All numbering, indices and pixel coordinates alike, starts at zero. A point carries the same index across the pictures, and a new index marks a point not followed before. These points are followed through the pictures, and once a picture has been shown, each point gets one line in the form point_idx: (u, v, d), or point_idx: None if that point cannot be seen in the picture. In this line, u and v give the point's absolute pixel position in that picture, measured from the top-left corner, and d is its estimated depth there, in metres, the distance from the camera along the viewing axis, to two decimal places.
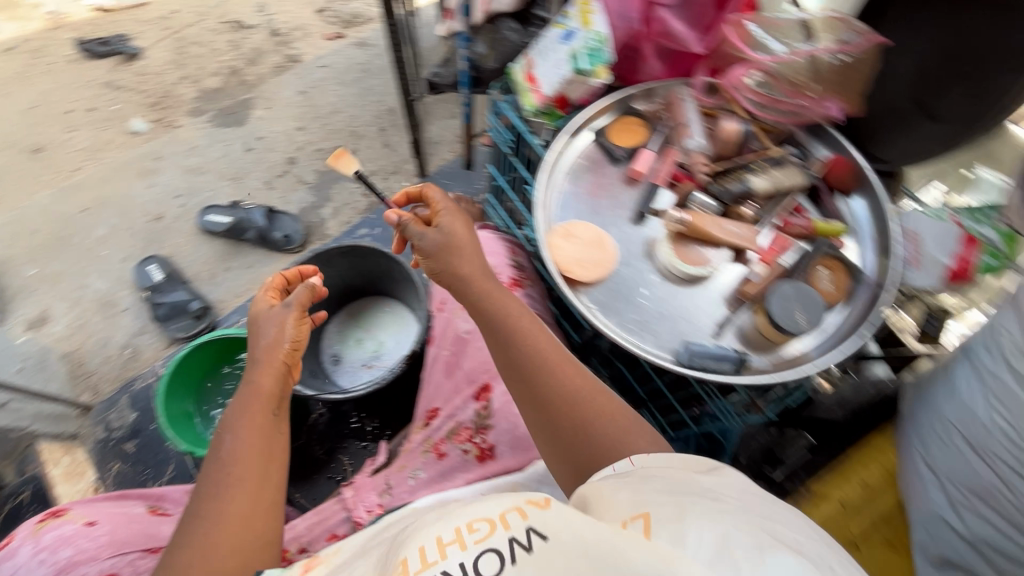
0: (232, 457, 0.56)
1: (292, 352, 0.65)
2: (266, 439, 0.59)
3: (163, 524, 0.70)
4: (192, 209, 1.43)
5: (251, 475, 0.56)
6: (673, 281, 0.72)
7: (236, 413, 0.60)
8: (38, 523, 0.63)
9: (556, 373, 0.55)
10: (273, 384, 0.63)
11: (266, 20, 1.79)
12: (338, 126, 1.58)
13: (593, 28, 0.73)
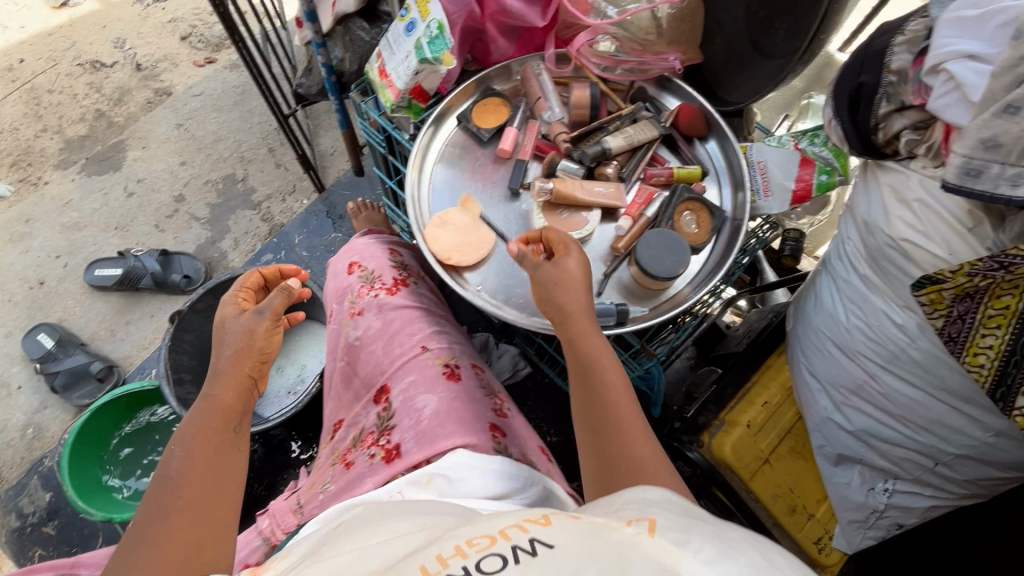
0: (181, 480, 0.52)
1: (253, 363, 0.62)
2: (221, 459, 0.55)
3: None
4: (77, 267, 1.35)
5: (201, 498, 0.51)
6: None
7: (192, 433, 0.55)
8: None
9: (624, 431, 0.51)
10: (233, 397, 0.60)
11: (126, 55, 1.68)
12: (224, 154, 1.51)
13: (430, 16, 0.72)
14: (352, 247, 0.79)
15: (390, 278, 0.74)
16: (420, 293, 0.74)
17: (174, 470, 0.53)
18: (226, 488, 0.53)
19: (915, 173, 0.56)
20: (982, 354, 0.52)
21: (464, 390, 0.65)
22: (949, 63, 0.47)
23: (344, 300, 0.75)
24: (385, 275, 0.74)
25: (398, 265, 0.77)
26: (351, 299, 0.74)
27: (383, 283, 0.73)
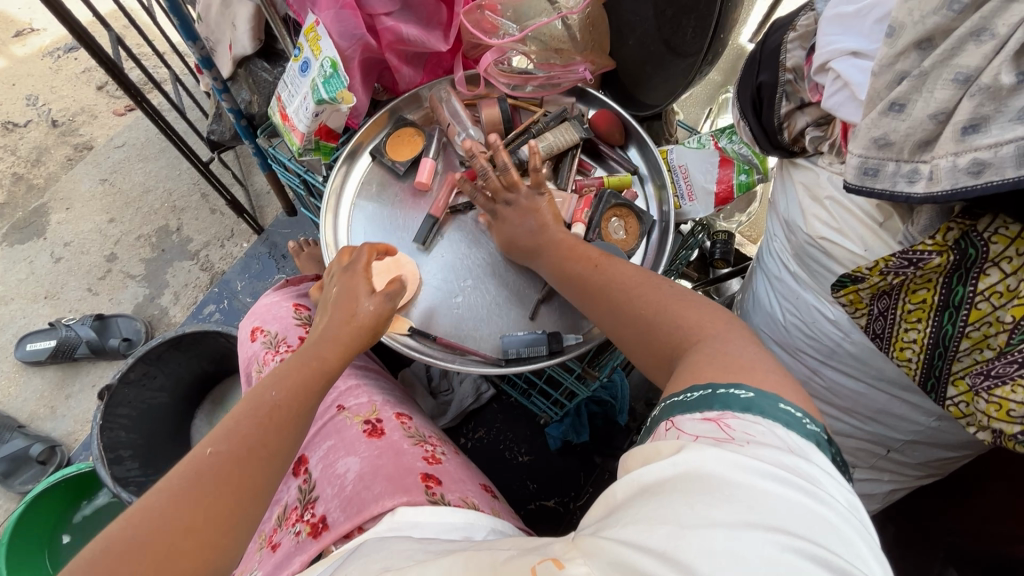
0: (270, 421, 0.46)
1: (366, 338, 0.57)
2: (306, 419, 0.49)
3: None
4: (7, 344, 1.28)
5: (277, 458, 0.45)
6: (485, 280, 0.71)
7: (292, 372, 0.51)
8: None
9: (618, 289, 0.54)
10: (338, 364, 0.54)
11: (41, 112, 1.60)
12: (154, 205, 1.45)
13: (323, 55, 0.68)
14: (254, 311, 0.77)
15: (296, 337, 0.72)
16: None
17: (263, 407, 0.47)
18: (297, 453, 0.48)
19: (823, 170, 0.56)
20: (909, 348, 0.50)
21: (387, 444, 0.64)
22: (834, 61, 0.46)
23: (252, 368, 0.73)
24: (290, 335, 0.72)
25: (303, 321, 0.74)
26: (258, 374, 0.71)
27: (289, 345, 0.70)
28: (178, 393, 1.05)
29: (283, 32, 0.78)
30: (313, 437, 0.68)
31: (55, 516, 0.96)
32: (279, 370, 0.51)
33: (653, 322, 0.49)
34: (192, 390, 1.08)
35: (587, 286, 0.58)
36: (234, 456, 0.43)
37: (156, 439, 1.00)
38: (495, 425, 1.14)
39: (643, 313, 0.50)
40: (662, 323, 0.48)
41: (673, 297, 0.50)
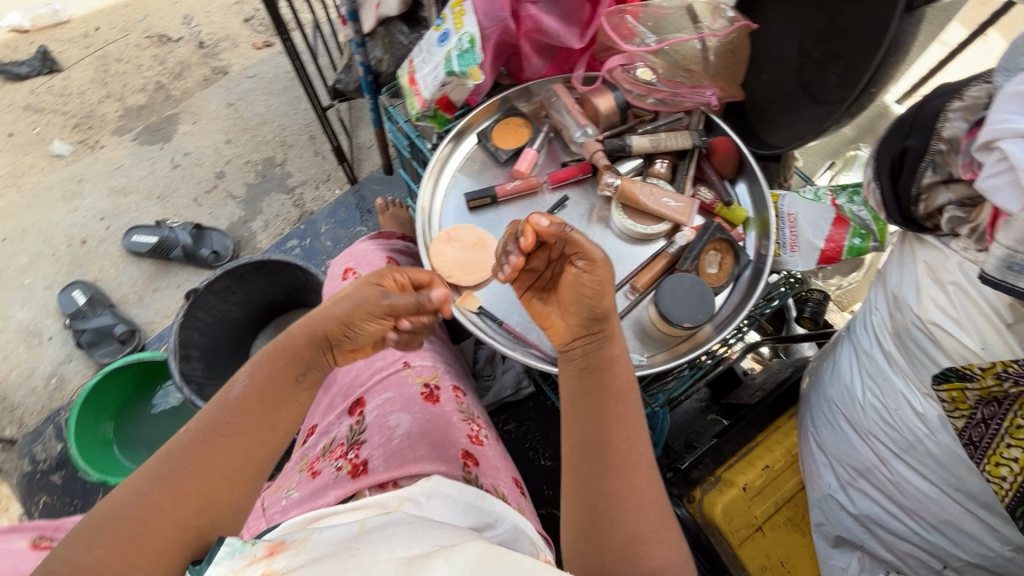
0: (235, 419, 0.50)
1: (334, 328, 0.54)
2: (274, 410, 0.52)
3: None
4: (118, 231, 1.41)
5: (241, 445, 0.50)
6: None
7: (265, 372, 0.52)
8: None
9: (644, 499, 0.51)
10: (306, 349, 0.54)
11: (192, 32, 1.75)
12: (267, 137, 1.55)
13: (463, 30, 0.71)
14: (349, 253, 0.81)
15: None
16: None
17: (231, 398, 0.51)
18: (265, 443, 0.51)
19: (954, 254, 0.51)
20: (1005, 466, 0.47)
21: (440, 413, 0.65)
22: (1004, 141, 0.43)
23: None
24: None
25: None
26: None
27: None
28: (251, 315, 1.13)
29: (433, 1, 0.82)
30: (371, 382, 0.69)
31: (121, 394, 1.06)
32: (247, 369, 0.52)
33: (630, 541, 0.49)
34: (262, 312, 1.16)
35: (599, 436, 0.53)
36: (202, 447, 0.49)
37: (222, 348, 1.08)
38: (527, 422, 1.14)
39: (625, 518, 0.50)
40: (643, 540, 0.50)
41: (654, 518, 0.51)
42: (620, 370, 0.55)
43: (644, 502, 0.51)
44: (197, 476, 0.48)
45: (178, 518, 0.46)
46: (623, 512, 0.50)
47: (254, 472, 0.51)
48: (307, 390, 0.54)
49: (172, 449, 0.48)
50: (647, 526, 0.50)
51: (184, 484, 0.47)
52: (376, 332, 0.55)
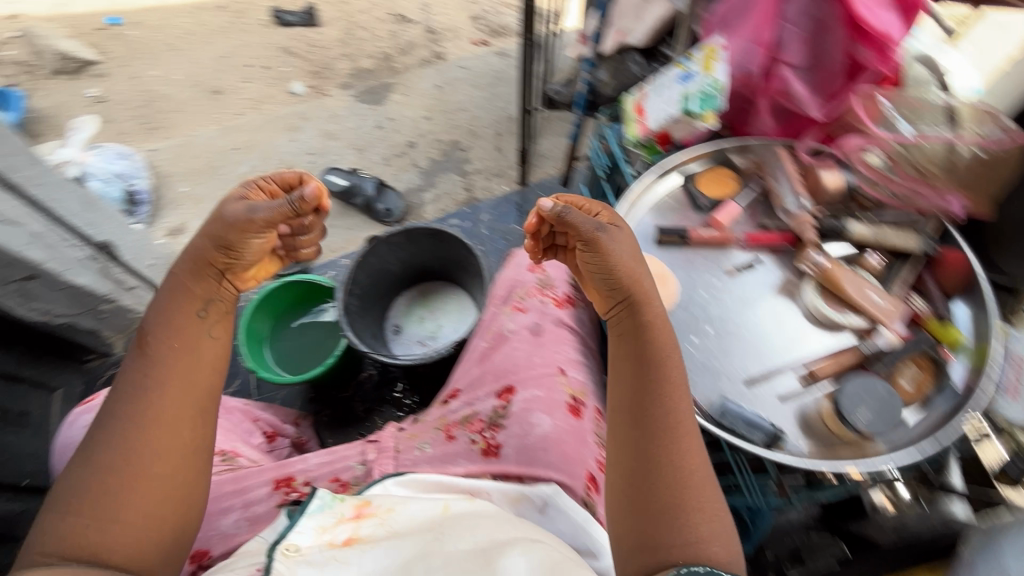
0: (172, 381, 0.54)
1: (218, 257, 0.60)
2: (193, 347, 0.57)
3: None
4: (318, 167, 1.62)
5: (181, 387, 0.55)
6: (738, 341, 0.69)
7: (188, 318, 0.58)
8: None
9: (691, 465, 0.51)
10: (199, 286, 0.60)
11: (426, 18, 1.98)
12: (460, 123, 1.70)
13: (711, 74, 0.73)
14: None
15: (562, 292, 0.79)
16: (580, 318, 0.78)
17: (156, 356, 0.55)
18: (200, 381, 0.56)
19: None
20: None
21: (578, 429, 0.64)
22: None
23: (513, 291, 0.80)
24: (560, 285, 0.80)
25: (573, 285, 0.81)
26: (518, 296, 0.78)
27: (554, 293, 0.78)
28: (405, 273, 1.25)
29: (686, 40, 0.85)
30: (523, 371, 0.69)
31: (287, 304, 1.22)
32: (160, 313, 0.57)
33: (671, 500, 0.49)
34: (415, 273, 1.27)
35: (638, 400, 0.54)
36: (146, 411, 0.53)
37: (375, 294, 1.19)
38: None
39: (666, 483, 0.50)
40: (685, 504, 0.49)
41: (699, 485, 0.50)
42: (658, 331, 0.58)
43: (688, 466, 0.51)
44: (154, 440, 0.52)
45: (156, 482, 0.51)
46: (670, 476, 0.50)
47: (199, 408, 0.56)
48: (215, 324, 0.60)
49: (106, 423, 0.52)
50: (690, 492, 0.50)
51: (142, 450, 0.51)
52: (265, 246, 0.63)
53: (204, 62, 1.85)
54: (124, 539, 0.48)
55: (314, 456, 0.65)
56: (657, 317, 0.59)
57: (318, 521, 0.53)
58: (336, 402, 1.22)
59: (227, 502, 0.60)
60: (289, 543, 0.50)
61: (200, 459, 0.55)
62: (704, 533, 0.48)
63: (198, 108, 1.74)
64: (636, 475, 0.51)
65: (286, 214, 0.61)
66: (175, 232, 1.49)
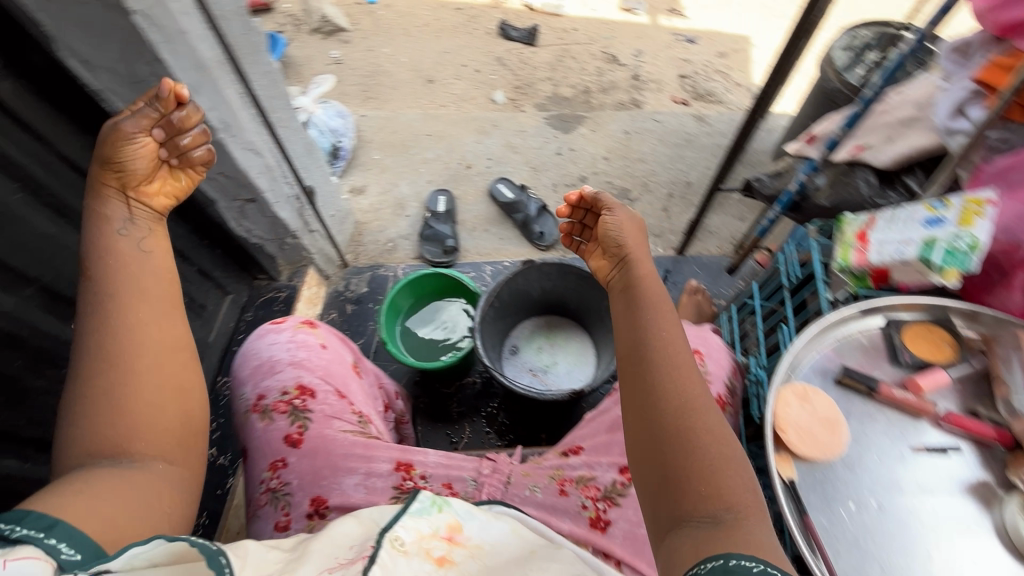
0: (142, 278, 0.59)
1: (109, 175, 0.61)
2: (138, 269, 0.59)
3: (354, 382, 0.78)
4: (493, 172, 1.71)
5: (143, 298, 0.58)
6: (907, 532, 0.60)
7: (130, 223, 0.61)
8: (300, 323, 0.79)
9: (701, 402, 0.53)
10: (115, 209, 0.61)
11: (635, 65, 2.01)
12: (636, 173, 1.70)
13: (970, 230, 0.65)
14: (700, 337, 0.83)
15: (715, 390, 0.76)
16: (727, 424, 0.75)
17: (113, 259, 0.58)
18: (156, 290, 0.59)
19: None
20: None
21: None
22: None
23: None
24: (714, 385, 0.76)
25: (729, 387, 0.79)
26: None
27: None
28: (541, 300, 1.27)
29: (942, 184, 0.80)
30: None
31: (429, 291, 1.30)
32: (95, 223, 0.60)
33: (681, 432, 0.51)
34: (551, 304, 1.29)
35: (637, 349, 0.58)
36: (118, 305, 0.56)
37: (509, 311, 1.23)
38: None
39: (675, 415, 0.52)
40: (697, 438, 0.50)
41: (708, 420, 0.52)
42: (651, 283, 0.66)
43: (697, 399, 0.54)
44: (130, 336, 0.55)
45: (151, 380, 0.55)
46: (683, 412, 0.52)
47: (158, 314, 0.58)
48: (147, 240, 0.61)
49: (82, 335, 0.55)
50: (698, 424, 0.52)
51: (131, 346, 0.55)
52: (148, 155, 0.62)
53: (429, 53, 2.04)
54: (138, 430, 0.53)
55: (434, 454, 0.68)
56: (647, 271, 0.67)
57: (417, 522, 0.53)
58: (437, 396, 1.27)
59: (354, 463, 0.65)
60: (395, 535, 0.50)
61: (185, 358, 0.59)
62: (719, 462, 0.49)
63: (411, 90, 1.93)
64: (648, 423, 0.53)
65: (151, 117, 0.62)
66: (357, 192, 1.66)
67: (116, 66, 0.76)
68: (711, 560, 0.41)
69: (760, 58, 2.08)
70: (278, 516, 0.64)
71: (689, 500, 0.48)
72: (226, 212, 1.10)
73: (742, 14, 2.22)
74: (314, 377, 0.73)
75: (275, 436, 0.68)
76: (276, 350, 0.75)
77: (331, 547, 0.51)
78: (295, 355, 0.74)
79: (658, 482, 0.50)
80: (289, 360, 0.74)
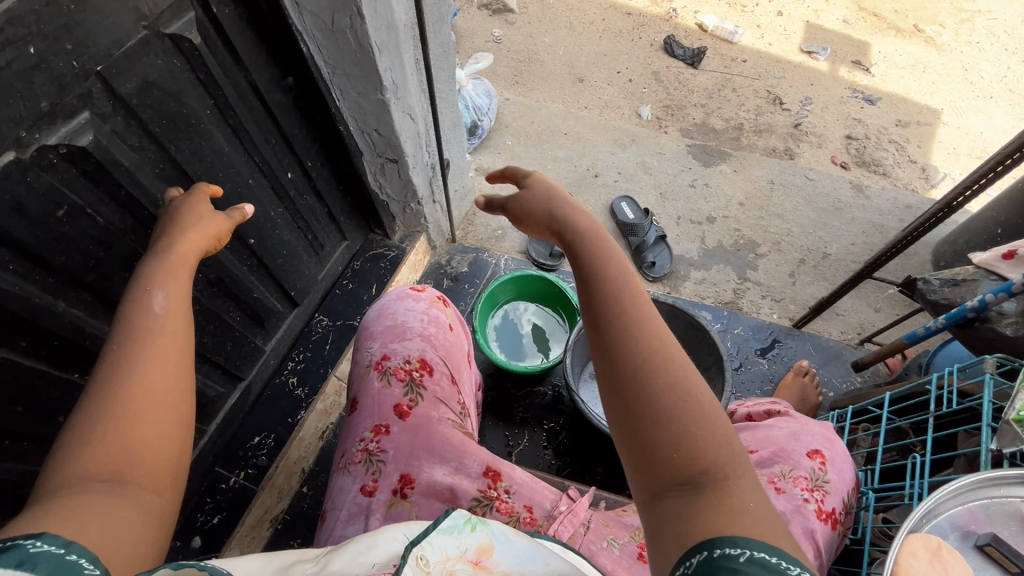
0: (166, 322, 0.53)
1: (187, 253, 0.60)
2: (172, 306, 0.55)
3: (463, 370, 0.83)
4: (619, 187, 1.66)
5: (170, 340, 0.53)
6: None
7: (164, 268, 0.57)
8: (434, 299, 0.85)
9: (661, 353, 0.49)
10: (185, 256, 0.60)
11: (800, 113, 1.86)
12: (771, 228, 1.57)
13: None
14: (827, 437, 0.77)
15: (830, 502, 0.71)
16: (832, 541, 0.70)
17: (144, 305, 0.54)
18: (178, 328, 0.54)
19: None
20: None
21: None
22: None
23: (775, 461, 0.73)
24: (830, 496, 0.71)
25: (845, 502, 0.73)
26: (777, 470, 0.72)
27: (821, 500, 0.70)
28: None
29: None
30: None
31: (528, 292, 1.29)
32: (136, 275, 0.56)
33: (642, 389, 0.47)
34: None
35: (589, 309, 0.54)
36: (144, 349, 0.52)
37: None
38: None
39: (635, 376, 0.48)
40: (657, 394, 0.47)
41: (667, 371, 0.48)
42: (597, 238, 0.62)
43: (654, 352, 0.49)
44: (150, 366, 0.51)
45: (155, 414, 0.49)
46: (641, 369, 0.48)
47: (178, 350, 0.53)
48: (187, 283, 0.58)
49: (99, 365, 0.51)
50: (661, 378, 0.47)
51: (144, 375, 0.50)
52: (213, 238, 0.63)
53: (587, 51, 2.01)
54: (134, 458, 0.47)
55: (521, 473, 0.68)
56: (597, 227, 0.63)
57: (446, 542, 0.50)
58: (506, 396, 1.26)
59: (448, 454, 0.67)
60: (421, 553, 0.48)
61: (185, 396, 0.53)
62: (688, 416, 0.46)
63: (559, 85, 1.91)
64: (607, 388, 0.50)
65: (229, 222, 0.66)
66: (482, 172, 1.68)
67: (322, 13, 0.81)
68: (694, 555, 0.39)
69: (947, 137, 1.84)
70: (367, 479, 0.66)
71: (659, 469, 0.45)
72: (368, 166, 1.14)
73: (938, 83, 1.97)
74: (434, 355, 0.78)
75: (388, 401, 0.71)
76: (409, 316, 0.81)
77: (355, 565, 0.48)
78: (422, 328, 0.80)
79: (629, 447, 0.47)
80: (417, 329, 0.80)
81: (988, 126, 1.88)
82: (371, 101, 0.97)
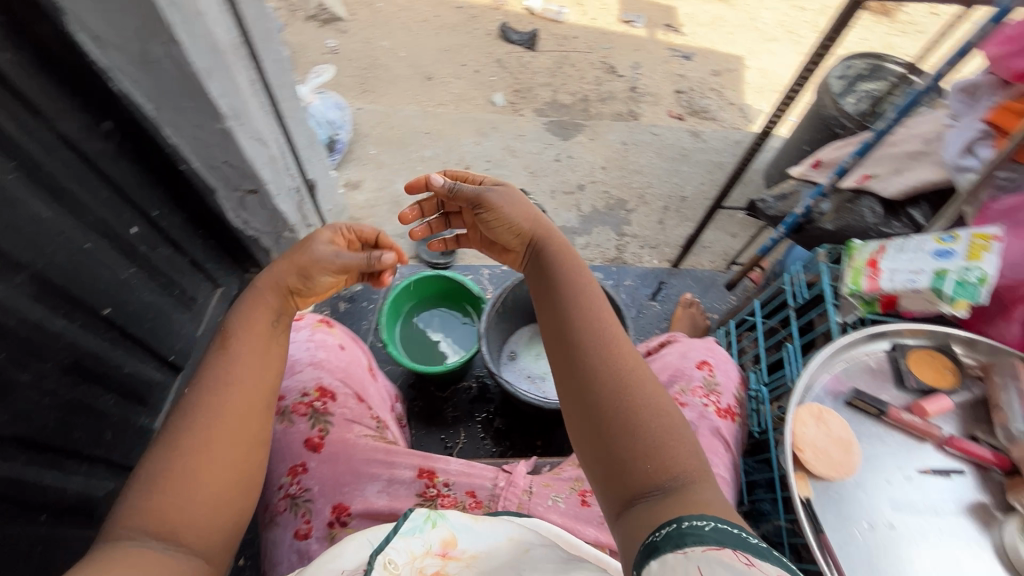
0: (247, 387, 0.57)
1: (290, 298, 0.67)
2: (260, 364, 0.59)
3: (368, 385, 0.81)
4: (491, 175, 1.70)
5: (253, 403, 0.57)
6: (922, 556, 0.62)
7: (249, 328, 0.61)
8: (317, 321, 0.81)
9: (636, 373, 0.55)
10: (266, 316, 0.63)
11: (633, 77, 2.04)
12: (633, 184, 1.72)
13: (979, 265, 0.70)
14: (708, 348, 0.87)
15: (725, 401, 0.81)
16: (736, 433, 0.79)
17: (224, 364, 0.58)
18: (262, 385, 0.59)
19: None
20: None
21: None
22: None
23: (675, 381, 0.81)
24: (724, 395, 0.81)
25: (737, 397, 0.83)
26: (678, 387, 0.80)
27: (717, 401, 0.79)
28: None
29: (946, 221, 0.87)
30: None
31: (429, 293, 1.28)
32: (234, 323, 0.61)
33: (624, 406, 0.52)
34: None
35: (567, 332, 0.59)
36: (216, 426, 0.54)
37: (512, 317, 1.23)
38: None
39: (615, 396, 0.53)
40: (636, 411, 0.52)
41: (643, 389, 0.54)
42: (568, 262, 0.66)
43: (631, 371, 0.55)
44: (225, 434, 0.54)
45: (227, 468, 0.53)
46: (622, 391, 0.53)
47: (264, 405, 0.58)
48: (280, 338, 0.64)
49: (181, 410, 0.55)
50: (637, 397, 0.53)
51: (224, 428, 0.54)
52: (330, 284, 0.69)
53: (428, 49, 2.02)
54: (190, 517, 0.50)
55: (456, 463, 0.67)
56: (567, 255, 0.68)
57: (409, 544, 0.51)
58: (432, 400, 1.25)
59: (376, 469, 0.65)
60: (387, 559, 0.49)
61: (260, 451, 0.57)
62: (663, 430, 0.51)
63: (409, 86, 1.90)
64: (586, 407, 0.54)
65: (359, 265, 0.69)
66: (352, 187, 1.63)
67: (128, 45, 0.73)
68: (665, 526, 0.43)
69: (753, 79, 2.13)
70: (299, 523, 0.63)
71: (634, 477, 0.49)
72: (225, 203, 1.04)
73: (735, 34, 2.27)
74: (335, 379, 0.75)
75: (295, 439, 0.68)
76: (295, 348, 0.77)
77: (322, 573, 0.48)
78: (312, 355, 0.76)
79: (607, 462, 0.51)
80: (307, 358, 0.76)
81: (781, 64, 2.21)
82: (212, 133, 0.88)
